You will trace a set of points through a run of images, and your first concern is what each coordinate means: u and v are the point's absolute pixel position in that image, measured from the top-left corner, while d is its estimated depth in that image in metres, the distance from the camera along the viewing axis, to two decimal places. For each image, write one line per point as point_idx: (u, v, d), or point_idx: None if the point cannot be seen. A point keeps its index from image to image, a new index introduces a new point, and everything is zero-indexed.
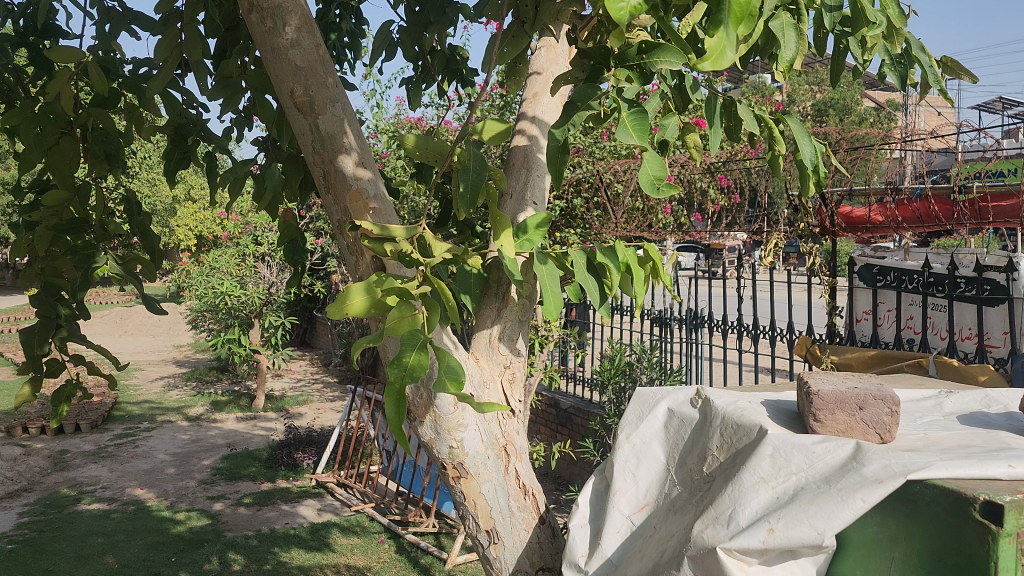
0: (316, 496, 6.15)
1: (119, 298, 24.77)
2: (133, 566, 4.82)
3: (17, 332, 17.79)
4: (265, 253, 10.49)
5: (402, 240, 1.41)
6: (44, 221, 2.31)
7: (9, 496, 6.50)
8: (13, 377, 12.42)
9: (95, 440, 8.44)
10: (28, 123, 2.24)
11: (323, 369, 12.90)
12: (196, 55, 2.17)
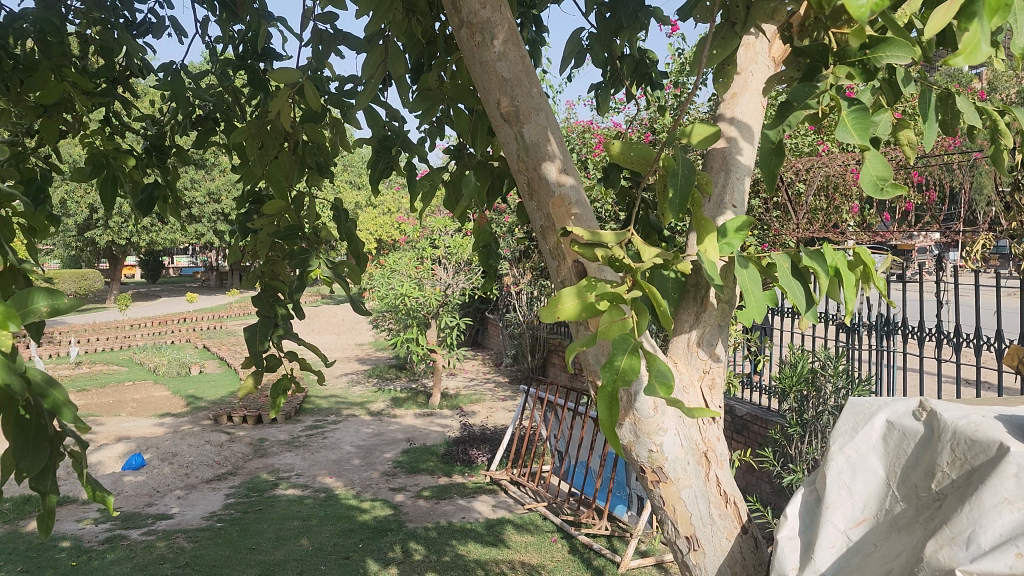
0: (491, 492, 6.33)
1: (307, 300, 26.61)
2: (325, 549, 5.16)
3: (221, 330, 19.57)
4: (441, 256, 10.93)
5: (613, 245, 1.41)
6: (265, 229, 2.52)
7: (218, 479, 7.16)
8: (218, 371, 13.66)
9: (289, 430, 9.13)
10: (253, 140, 2.46)
11: (494, 369, 13.26)
12: (399, 71, 2.29)
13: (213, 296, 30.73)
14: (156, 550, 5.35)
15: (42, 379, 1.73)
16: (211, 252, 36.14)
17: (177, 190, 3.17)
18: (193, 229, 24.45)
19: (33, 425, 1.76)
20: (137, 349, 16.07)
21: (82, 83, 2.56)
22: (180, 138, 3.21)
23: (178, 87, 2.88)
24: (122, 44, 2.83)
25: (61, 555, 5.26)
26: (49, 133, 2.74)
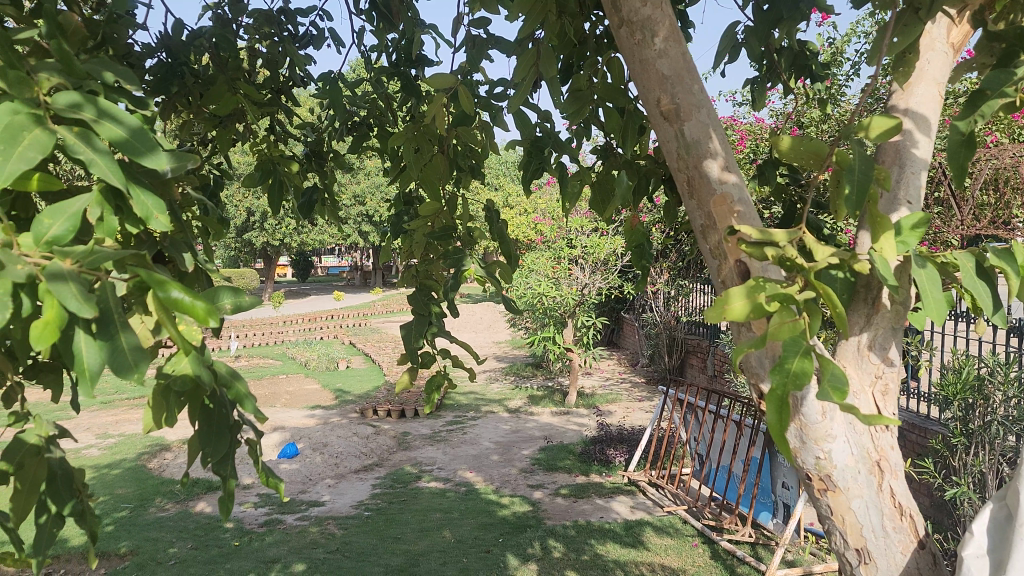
0: (628, 493, 6.29)
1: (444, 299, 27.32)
2: (467, 542, 5.29)
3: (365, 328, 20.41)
4: (578, 255, 10.95)
5: (785, 244, 1.34)
6: (420, 230, 2.62)
7: (365, 470, 7.48)
8: (363, 366, 14.26)
9: (431, 425, 9.42)
10: (409, 143, 2.53)
11: (630, 369, 13.17)
12: (552, 72, 2.31)
13: (357, 294, 32.11)
14: (309, 534, 5.65)
15: (226, 371, 1.85)
16: (355, 252, 37.75)
17: (333, 193, 3.32)
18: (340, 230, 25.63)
19: (216, 413, 1.88)
20: (291, 344, 17.03)
21: (254, 94, 2.72)
22: (336, 144, 3.37)
23: (336, 95, 3.02)
24: (288, 56, 2.99)
25: (225, 535, 5.65)
26: (223, 142, 2.95)
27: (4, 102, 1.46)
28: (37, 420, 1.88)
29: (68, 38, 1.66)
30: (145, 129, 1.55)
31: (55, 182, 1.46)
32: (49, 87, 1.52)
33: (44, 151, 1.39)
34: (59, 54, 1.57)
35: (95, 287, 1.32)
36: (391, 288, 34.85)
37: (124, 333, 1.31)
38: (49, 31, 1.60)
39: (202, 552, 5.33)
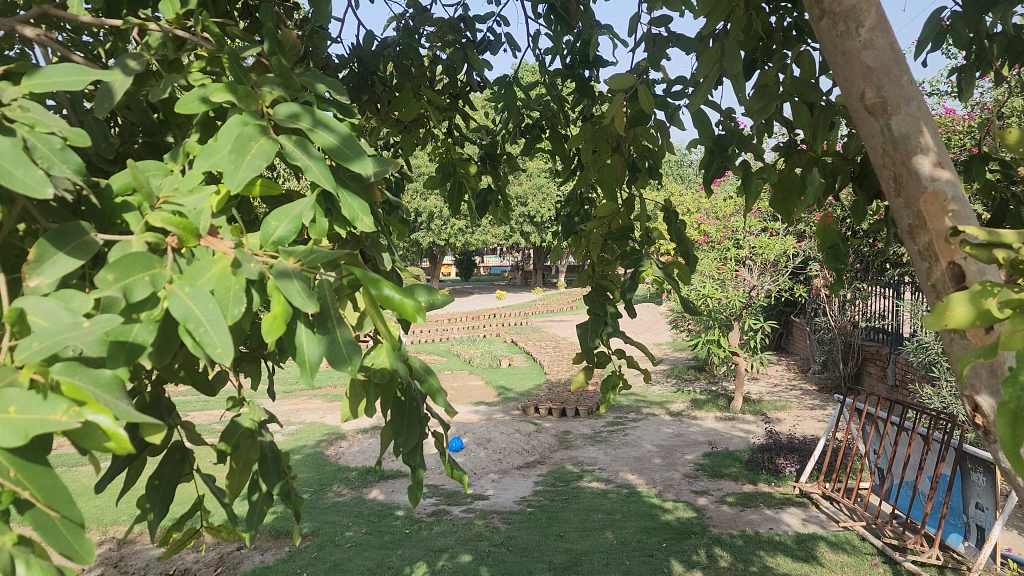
0: (800, 505, 6.03)
1: None
2: (630, 545, 5.26)
3: (526, 327, 20.71)
4: (745, 256, 10.60)
5: (1018, 245, 1.20)
6: (596, 230, 2.62)
7: (528, 468, 7.61)
8: (524, 364, 14.49)
9: (593, 426, 9.44)
10: (587, 145, 2.54)
11: (801, 376, 12.61)
12: (737, 70, 2.25)
13: (519, 293, 32.69)
14: (474, 527, 5.80)
15: (420, 365, 1.92)
16: (515, 252, 38.39)
17: (507, 195, 3.39)
18: (501, 230, 26.18)
19: (408, 405, 1.96)
20: (455, 341, 17.60)
21: (436, 100, 2.81)
22: (510, 146, 3.43)
23: (511, 98, 3.08)
24: (467, 63, 3.08)
25: (397, 522, 5.92)
26: (407, 146, 3.07)
27: (234, 114, 1.59)
28: (251, 405, 2.03)
29: (286, 54, 1.78)
30: (354, 136, 1.65)
31: (277, 187, 1.58)
32: (271, 99, 1.65)
33: (268, 159, 1.52)
34: (279, 70, 1.70)
35: (314, 284, 1.41)
36: (550, 287, 35.22)
37: (341, 328, 1.40)
38: (271, 48, 1.73)
39: (376, 537, 5.61)
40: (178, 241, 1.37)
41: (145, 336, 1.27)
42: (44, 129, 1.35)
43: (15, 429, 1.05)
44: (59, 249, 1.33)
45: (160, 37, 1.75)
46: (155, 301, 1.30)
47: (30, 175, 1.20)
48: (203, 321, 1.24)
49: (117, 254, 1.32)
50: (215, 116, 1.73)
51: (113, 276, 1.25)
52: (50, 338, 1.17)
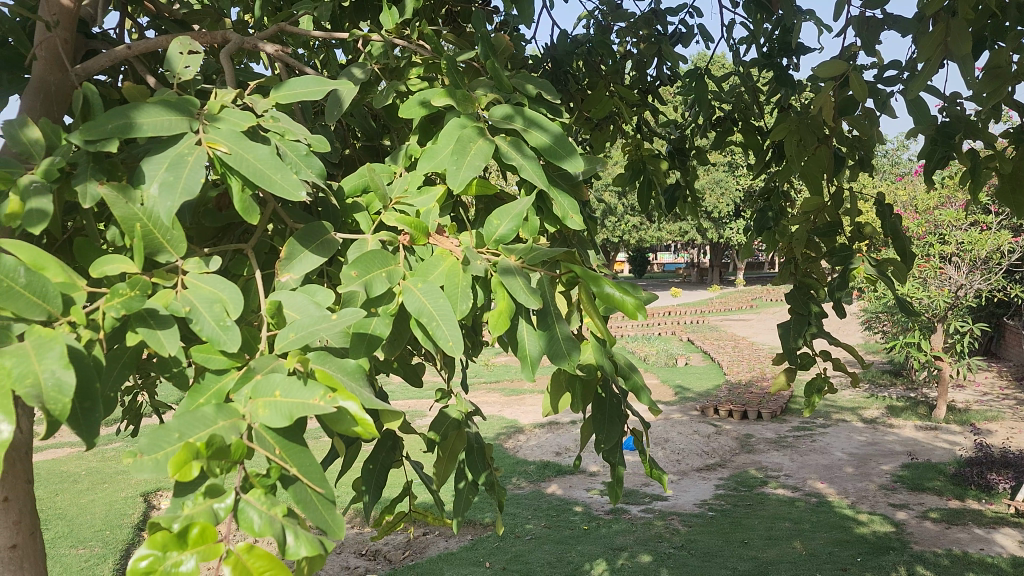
0: (1017, 526, 5.50)
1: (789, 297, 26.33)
2: (821, 557, 5.01)
3: (703, 325, 20.28)
4: (951, 252, 9.78)
5: None
6: (800, 226, 2.51)
7: (709, 470, 7.44)
8: (702, 364, 14.19)
9: (777, 430, 9.09)
10: (790, 137, 2.44)
11: (1015, 384, 11.50)
12: (967, 50, 2.07)
13: (694, 290, 32.04)
14: (654, 527, 5.74)
15: (625, 363, 1.92)
16: (691, 250, 37.63)
17: (696, 192, 3.27)
18: (676, 227, 25.70)
19: (608, 401, 1.97)
20: (630, 338, 17.52)
21: (630, 96, 2.79)
22: (700, 140, 3.34)
23: (703, 91, 3.00)
24: (658, 56, 3.03)
25: (575, 518, 5.97)
26: (598, 144, 3.07)
27: (453, 118, 1.66)
28: (459, 397, 2.11)
29: (499, 55, 1.81)
30: (566, 135, 1.67)
31: (493, 187, 1.62)
32: (486, 102, 1.69)
33: (486, 159, 1.56)
34: (494, 74, 1.75)
35: (534, 281, 1.45)
36: (727, 284, 34.15)
37: (560, 324, 1.43)
38: (484, 51, 1.77)
39: (556, 531, 5.69)
40: (409, 240, 1.43)
41: (382, 329, 1.35)
42: (292, 137, 1.46)
43: (281, 412, 1.16)
44: (304, 246, 1.44)
45: (381, 46, 1.86)
46: (390, 297, 1.38)
47: (287, 179, 1.29)
48: (435, 316, 1.30)
49: (356, 253, 1.41)
50: (431, 121, 1.80)
51: (356, 272, 1.33)
52: (303, 329, 1.27)
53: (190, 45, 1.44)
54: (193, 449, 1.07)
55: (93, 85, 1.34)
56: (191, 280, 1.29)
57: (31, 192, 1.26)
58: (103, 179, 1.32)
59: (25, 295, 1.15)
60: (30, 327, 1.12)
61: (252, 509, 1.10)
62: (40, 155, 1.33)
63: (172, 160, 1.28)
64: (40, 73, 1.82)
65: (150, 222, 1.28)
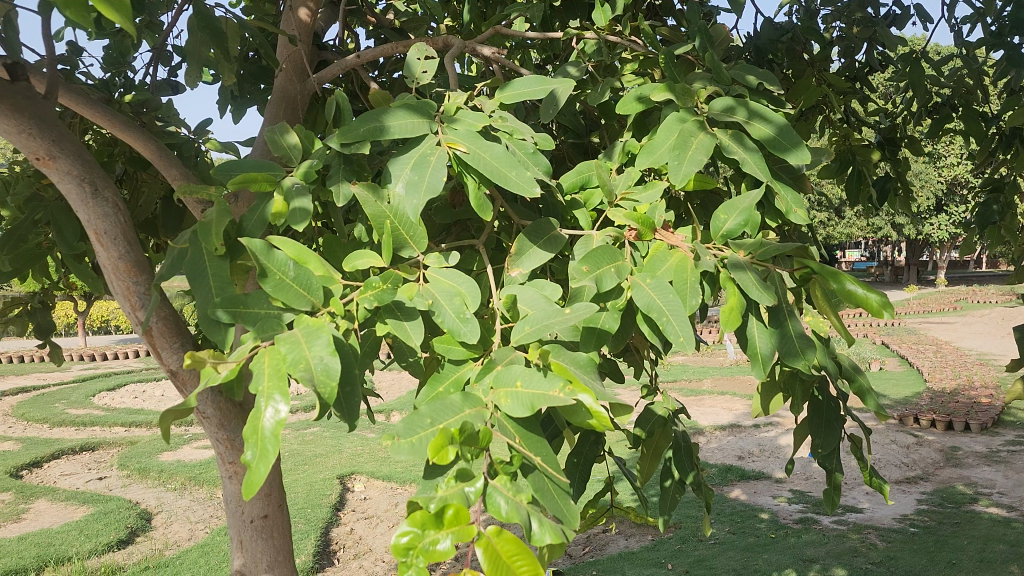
0: None
1: (997, 297, 24.09)
2: None
3: (897, 327, 18.97)
4: None
5: None
6: None
7: (910, 483, 6.95)
8: (899, 369, 13.28)
9: (989, 443, 8.34)
10: None
11: None
12: None
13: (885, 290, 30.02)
14: (848, 540, 5.44)
15: (848, 364, 1.80)
16: (882, 247, 35.31)
17: (909, 183, 3.06)
18: (866, 223, 24.16)
19: (825, 404, 1.87)
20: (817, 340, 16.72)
21: (840, 84, 2.64)
22: (914, 129, 3.11)
23: (920, 77, 2.79)
24: (870, 41, 2.85)
25: (761, 525, 5.76)
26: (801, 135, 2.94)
27: (672, 112, 1.64)
28: (665, 394, 2.08)
29: (717, 48, 1.77)
30: (792, 126, 1.60)
31: (714, 183, 1.59)
32: (705, 95, 1.66)
33: (709, 153, 1.53)
34: (712, 66, 1.71)
35: (766, 276, 1.40)
36: (924, 283, 31.75)
37: (793, 321, 1.39)
38: (702, 44, 1.74)
39: (740, 538, 5.53)
40: (637, 235, 1.44)
41: (611, 324, 1.36)
42: (519, 135, 1.50)
43: (522, 402, 1.20)
44: (532, 242, 1.48)
45: (596, 43, 1.87)
46: (619, 291, 1.38)
47: (521, 176, 1.31)
48: (665, 310, 1.29)
49: (583, 249, 1.43)
50: (648, 116, 1.80)
51: (587, 267, 1.36)
52: (538, 323, 1.30)
53: (428, 51, 1.51)
54: (449, 435, 1.13)
55: (343, 92, 1.45)
56: (432, 274, 1.36)
57: (292, 192, 1.38)
58: (354, 181, 1.42)
59: (293, 286, 1.25)
60: (299, 316, 1.23)
61: (500, 495, 1.13)
62: (298, 159, 1.45)
63: (417, 160, 1.35)
64: (281, 82, 1.99)
65: (396, 220, 1.36)
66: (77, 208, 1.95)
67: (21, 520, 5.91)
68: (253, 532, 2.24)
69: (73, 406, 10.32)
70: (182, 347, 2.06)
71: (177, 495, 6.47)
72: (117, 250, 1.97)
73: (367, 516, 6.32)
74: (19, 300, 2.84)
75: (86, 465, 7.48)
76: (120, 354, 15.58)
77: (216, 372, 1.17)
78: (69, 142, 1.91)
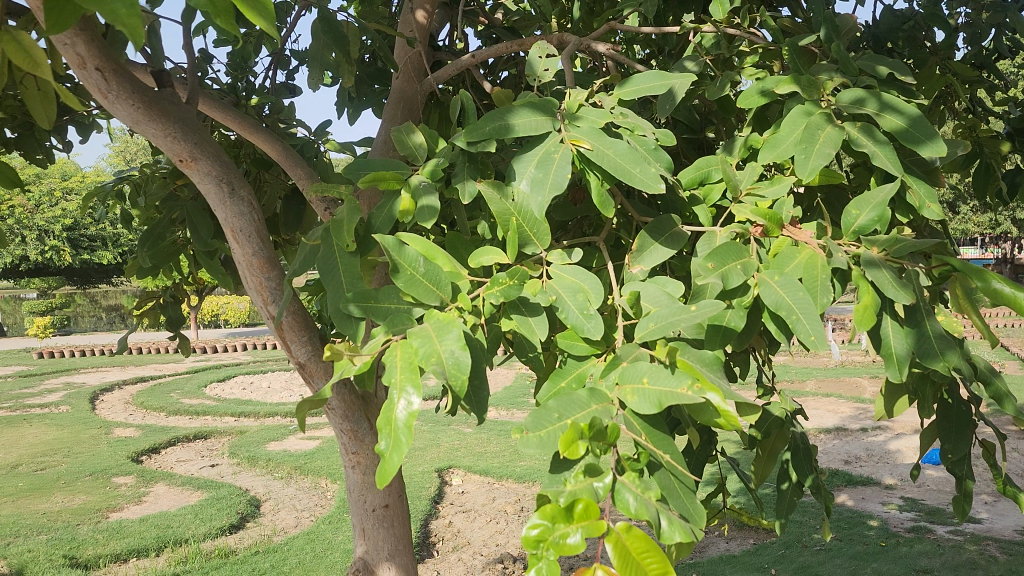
0: None
1: None
2: None
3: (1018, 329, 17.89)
4: None
5: None
6: None
7: None
8: (1019, 373, 12.55)
9: None
10: None
11: None
12: None
13: None
14: (966, 552, 5.18)
15: (983, 367, 1.71)
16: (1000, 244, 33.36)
17: None
18: (981, 219, 22.91)
19: (954, 408, 1.79)
20: None
21: (968, 73, 2.52)
22: None
23: None
24: (1000, 25, 2.70)
25: (871, 533, 5.56)
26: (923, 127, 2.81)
27: (797, 105, 1.59)
28: (782, 395, 2.03)
29: (843, 38, 1.72)
30: (926, 118, 1.53)
31: (841, 177, 1.54)
32: (832, 86, 1.61)
33: (837, 146, 1.49)
34: (839, 57, 1.66)
35: (901, 273, 1.36)
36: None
37: (930, 320, 1.35)
38: (828, 34, 1.70)
39: (848, 545, 5.34)
40: (763, 231, 1.41)
41: (737, 322, 1.34)
42: (641, 132, 1.49)
43: (650, 399, 1.18)
44: (654, 238, 1.47)
45: (714, 37, 1.85)
46: (745, 289, 1.36)
47: (646, 173, 1.31)
48: (795, 309, 1.26)
49: (707, 246, 1.41)
50: (769, 108, 1.76)
51: (713, 264, 1.34)
52: (663, 319, 1.28)
53: (549, 49, 1.52)
54: (578, 430, 1.14)
55: (468, 92, 1.48)
56: (555, 270, 1.37)
57: (420, 191, 1.42)
58: (478, 178, 1.45)
59: (423, 281, 1.28)
60: (430, 311, 1.26)
61: (628, 492, 1.13)
62: (423, 157, 1.50)
63: (541, 158, 1.36)
64: (399, 82, 2.05)
65: (520, 216, 1.38)
66: (215, 207, 2.05)
67: (142, 502, 6.26)
68: (374, 521, 2.37)
69: (187, 396, 10.86)
70: (309, 340, 2.15)
71: (284, 483, 6.73)
72: (251, 246, 2.07)
73: (466, 509, 6.40)
74: (153, 294, 3.02)
75: (199, 452, 7.86)
76: (229, 347, 16.32)
77: (352, 364, 1.21)
78: (209, 144, 2.01)
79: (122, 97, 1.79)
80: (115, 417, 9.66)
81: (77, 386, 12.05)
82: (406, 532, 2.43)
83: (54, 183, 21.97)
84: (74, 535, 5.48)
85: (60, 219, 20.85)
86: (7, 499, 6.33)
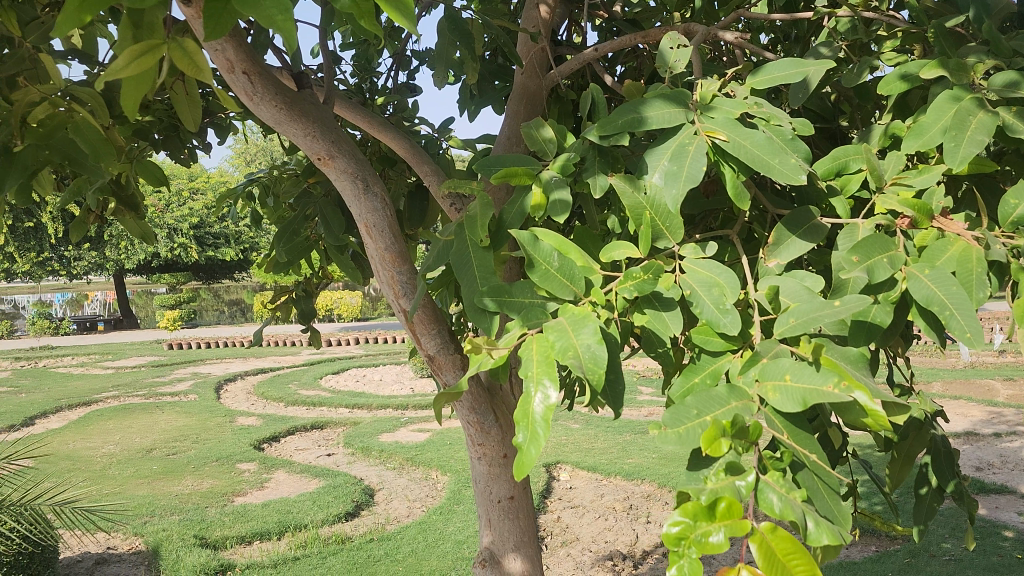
0: None
1: None
2: None
3: None
4: None
5: None
6: None
7: None
8: None
9: None
10: None
11: None
12: None
13: None
14: None
15: None
16: None
17: None
18: None
19: None
20: None
21: None
22: None
23: None
24: None
25: (1006, 544, 5.23)
26: None
27: (944, 90, 1.51)
28: (921, 395, 1.94)
29: (994, 17, 1.61)
30: None
31: (994, 165, 1.45)
32: (983, 69, 1.51)
33: (990, 133, 1.40)
34: (989, 37, 1.55)
35: None
36: None
37: None
38: (978, 14, 1.59)
39: (981, 557, 5.05)
40: (910, 223, 1.35)
41: (883, 317, 1.28)
42: (777, 121, 1.44)
43: (794, 397, 1.14)
44: (793, 232, 1.43)
45: (851, 21, 1.78)
46: (893, 283, 1.30)
47: (785, 164, 1.27)
48: (949, 304, 1.20)
49: (849, 240, 1.37)
50: (911, 95, 1.69)
51: (858, 258, 1.28)
52: (804, 315, 1.24)
53: (680, 39, 1.51)
54: (720, 427, 1.11)
55: (600, 86, 1.48)
56: (688, 265, 1.35)
57: (552, 185, 1.43)
58: (609, 172, 1.45)
59: (558, 276, 1.29)
60: (565, 305, 1.26)
61: (772, 492, 1.09)
62: (553, 152, 1.51)
63: (675, 150, 1.34)
64: (522, 78, 2.09)
65: (653, 210, 1.36)
66: (350, 204, 2.12)
67: (264, 488, 6.56)
68: (499, 513, 2.40)
69: (305, 387, 11.31)
70: (438, 334, 2.20)
71: (396, 473, 6.92)
72: (384, 241, 2.12)
73: (574, 505, 6.41)
74: (286, 288, 3.16)
75: (317, 442, 8.18)
76: (343, 341, 16.90)
77: (489, 356, 1.24)
78: (345, 143, 2.07)
79: (266, 99, 1.88)
80: (239, 406, 10.17)
81: (203, 376, 12.76)
82: (532, 525, 2.45)
83: (182, 184, 23.27)
84: (203, 516, 5.81)
85: (187, 218, 22.09)
86: (144, 480, 6.77)
